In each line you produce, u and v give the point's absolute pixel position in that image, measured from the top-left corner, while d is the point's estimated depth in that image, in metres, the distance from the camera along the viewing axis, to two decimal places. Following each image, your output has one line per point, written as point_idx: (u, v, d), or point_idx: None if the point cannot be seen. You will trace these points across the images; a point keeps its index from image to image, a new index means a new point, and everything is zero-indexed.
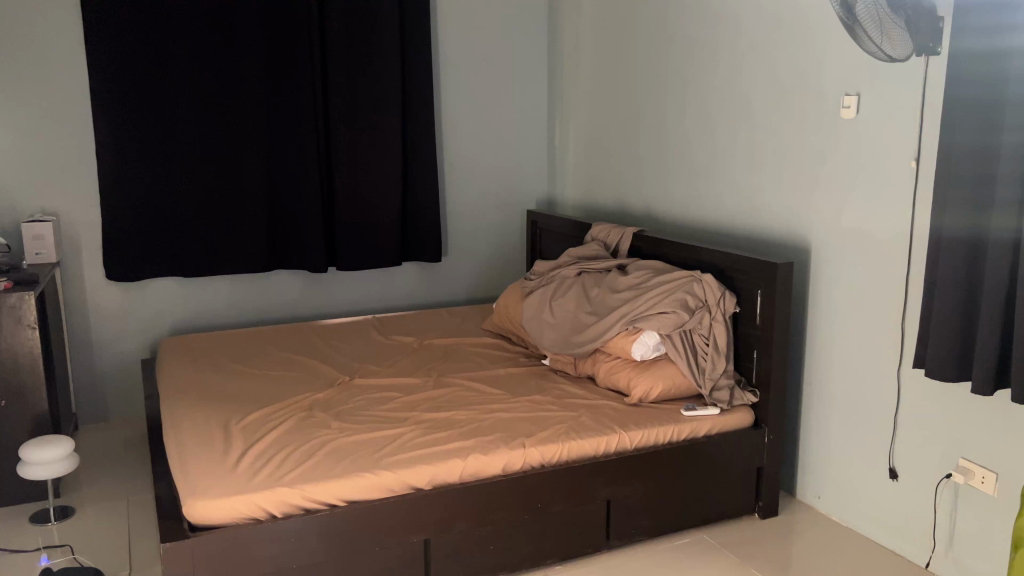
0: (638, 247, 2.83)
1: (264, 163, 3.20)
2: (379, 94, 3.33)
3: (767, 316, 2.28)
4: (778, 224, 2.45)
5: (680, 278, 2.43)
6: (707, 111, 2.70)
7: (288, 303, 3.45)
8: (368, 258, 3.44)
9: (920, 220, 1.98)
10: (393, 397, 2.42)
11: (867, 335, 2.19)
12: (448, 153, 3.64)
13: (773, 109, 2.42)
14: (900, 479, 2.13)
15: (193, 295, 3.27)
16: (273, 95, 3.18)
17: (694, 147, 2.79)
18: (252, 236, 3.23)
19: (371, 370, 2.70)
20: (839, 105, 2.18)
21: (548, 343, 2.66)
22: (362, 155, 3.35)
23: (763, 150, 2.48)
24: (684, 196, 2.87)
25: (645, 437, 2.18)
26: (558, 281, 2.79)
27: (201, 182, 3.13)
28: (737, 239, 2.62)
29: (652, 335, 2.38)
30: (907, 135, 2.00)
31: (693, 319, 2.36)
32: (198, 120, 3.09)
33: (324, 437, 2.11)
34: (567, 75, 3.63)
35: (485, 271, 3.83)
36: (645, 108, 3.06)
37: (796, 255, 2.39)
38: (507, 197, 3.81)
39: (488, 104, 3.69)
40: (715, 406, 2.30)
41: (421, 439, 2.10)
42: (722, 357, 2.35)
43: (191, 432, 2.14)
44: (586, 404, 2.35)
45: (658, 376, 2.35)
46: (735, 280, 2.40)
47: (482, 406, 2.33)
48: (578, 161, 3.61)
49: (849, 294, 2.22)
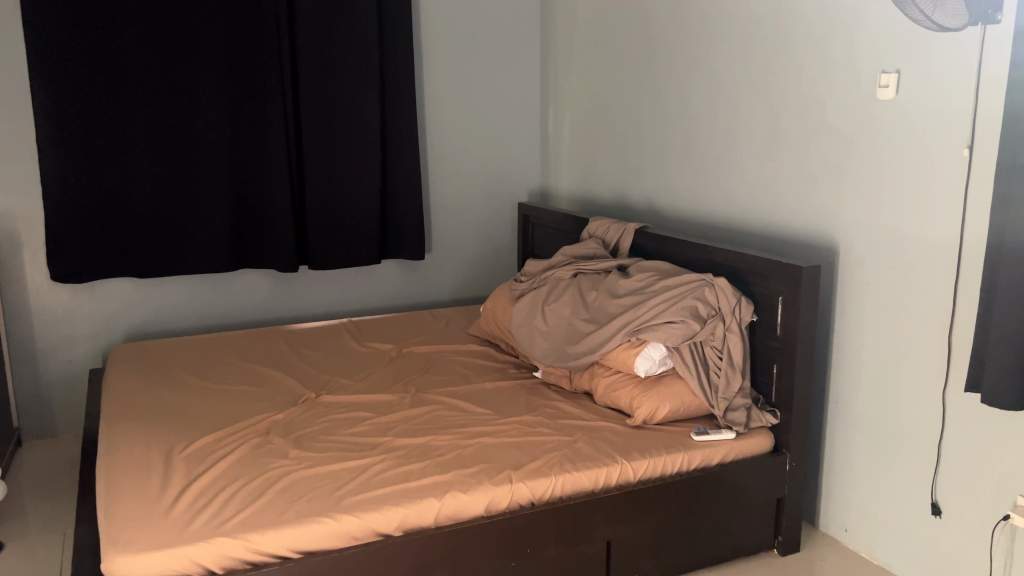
0: (640, 245, 2.54)
1: (227, 155, 2.90)
2: (355, 77, 3.02)
3: (790, 327, 1.99)
4: (798, 220, 2.16)
5: (690, 282, 2.13)
6: (718, 94, 2.41)
7: (256, 305, 3.15)
8: (343, 255, 3.14)
9: (972, 219, 1.69)
10: (364, 417, 2.13)
11: (905, 350, 1.90)
12: (431, 140, 3.34)
13: (794, 93, 2.13)
14: (943, 517, 1.85)
15: (150, 297, 2.98)
16: (236, 78, 2.86)
17: (702, 134, 2.50)
18: (214, 234, 2.92)
19: (341, 383, 2.41)
20: (874, 84, 1.89)
21: (540, 354, 2.38)
22: (337, 144, 3.05)
23: (781, 138, 2.18)
24: (691, 187, 2.58)
25: (650, 468, 1.90)
26: (551, 283, 2.50)
27: (156, 176, 2.82)
28: (751, 235, 2.33)
29: (658, 348, 2.09)
30: (958, 117, 1.71)
31: (705, 330, 2.07)
32: (152, 105, 2.77)
33: (278, 472, 1.82)
34: (561, 55, 3.32)
35: (472, 269, 3.54)
36: (647, 91, 2.77)
37: (820, 255, 2.11)
38: (497, 188, 3.51)
39: (476, 86, 3.38)
40: (730, 430, 2.02)
41: (391, 472, 1.82)
42: (737, 373, 2.07)
43: (126, 464, 1.86)
44: (583, 426, 2.06)
45: (665, 395, 2.06)
46: (752, 284, 2.11)
47: (465, 430, 2.04)
48: (573, 149, 3.31)
49: (883, 302, 1.94)
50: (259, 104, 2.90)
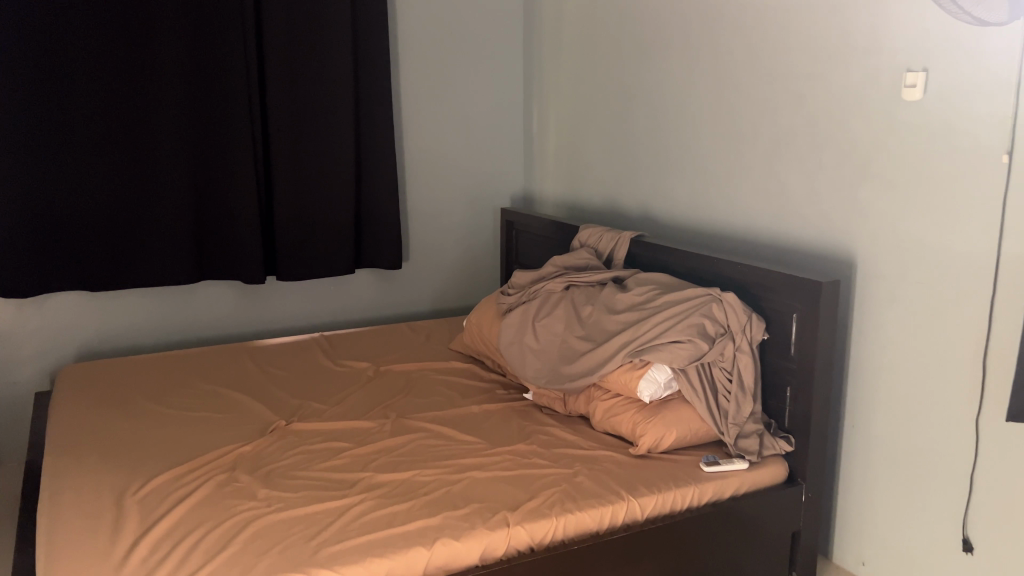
0: (636, 255, 2.37)
1: (188, 158, 2.67)
2: (327, 73, 2.81)
3: (806, 347, 1.83)
4: (810, 229, 2.01)
5: (696, 298, 1.97)
6: (721, 94, 2.25)
7: (221, 318, 2.93)
8: (316, 265, 2.93)
9: (1013, 231, 1.55)
10: (341, 449, 1.93)
11: (932, 372, 1.75)
12: (408, 141, 3.14)
13: (806, 93, 1.97)
14: (975, 554, 1.71)
15: (104, 312, 2.74)
16: (196, 75, 2.64)
17: (703, 137, 2.34)
18: (173, 243, 2.70)
19: (314, 408, 2.21)
20: (899, 84, 1.74)
21: (531, 374, 2.20)
22: (307, 147, 2.84)
23: (792, 142, 2.03)
24: (691, 193, 2.42)
25: (659, 504, 1.73)
26: (542, 297, 2.33)
27: (109, 180, 2.59)
28: (758, 246, 2.18)
29: (663, 370, 1.92)
30: (996, 121, 1.56)
31: (713, 351, 1.91)
32: (103, 102, 2.54)
33: (245, 516, 1.62)
34: (546, 52, 3.14)
35: (452, 278, 3.35)
36: (642, 91, 2.60)
37: (835, 268, 1.95)
38: (478, 193, 3.32)
39: (456, 85, 3.19)
40: (742, 459, 1.86)
41: (373, 515, 1.62)
42: (749, 397, 1.91)
43: (71, 513, 1.64)
44: (582, 457, 1.89)
45: (671, 422, 1.90)
46: (763, 300, 1.95)
47: (453, 462, 1.85)
48: (560, 151, 3.14)
49: (907, 320, 1.79)
50: (222, 103, 2.67)
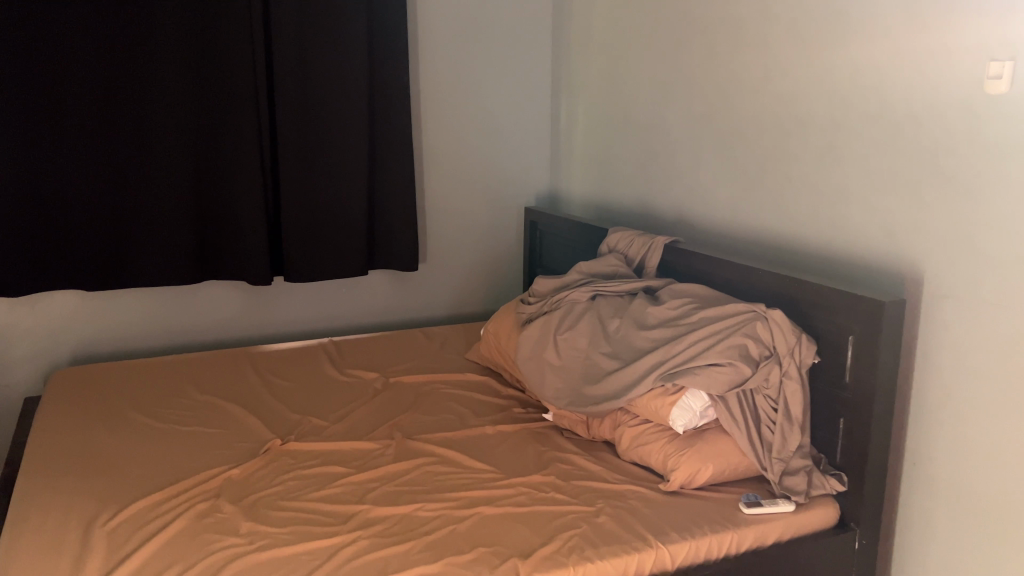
0: (669, 263, 2.16)
1: (190, 149, 2.50)
2: (340, 60, 2.62)
3: (865, 375, 1.61)
4: (868, 241, 1.77)
5: (738, 316, 1.75)
6: (770, 87, 2.02)
7: (225, 321, 2.77)
8: (325, 265, 2.75)
9: None
10: (338, 474, 1.75)
11: (1011, 410, 1.51)
12: (427, 136, 2.95)
13: (866, 83, 1.74)
14: None
15: (101, 313, 2.59)
16: (199, 64, 2.46)
17: (748, 134, 2.11)
18: (173, 242, 2.53)
19: (314, 424, 2.03)
20: (982, 74, 1.49)
21: (551, 393, 2.00)
22: (318, 139, 2.65)
23: (849, 140, 1.80)
24: (732, 197, 2.19)
25: (691, 553, 1.51)
26: (565, 308, 2.12)
27: (105, 174, 2.43)
28: (806, 258, 1.95)
29: (699, 396, 1.71)
30: None
31: (756, 376, 1.69)
32: (100, 92, 2.38)
33: (221, 555, 1.44)
34: (576, 40, 2.93)
35: (473, 281, 3.15)
36: (681, 83, 2.38)
37: (898, 285, 1.71)
38: (501, 191, 3.12)
39: (479, 75, 2.99)
40: (787, 500, 1.63)
41: (366, 557, 1.43)
42: (796, 429, 1.68)
43: (32, 542, 1.48)
44: (605, 492, 1.68)
45: (706, 456, 1.69)
46: (814, 319, 1.72)
47: (460, 495, 1.66)
48: (589, 147, 2.92)
49: (984, 349, 1.55)
50: (226, 90, 2.49)
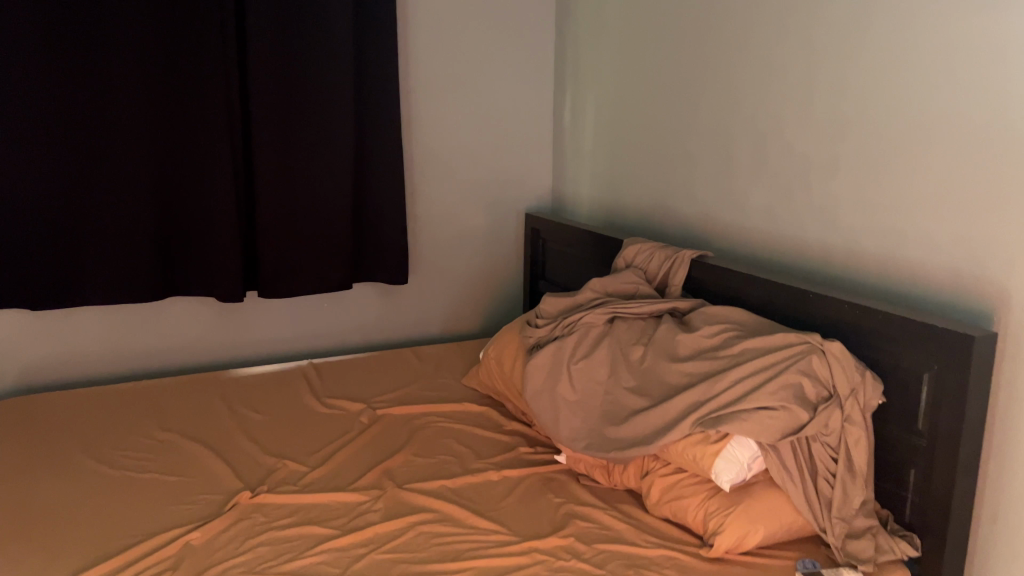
0: (697, 281, 1.90)
1: (151, 151, 2.22)
2: (320, 52, 2.33)
3: (945, 424, 1.35)
4: (937, 263, 1.52)
5: (790, 348, 1.49)
6: (814, 85, 1.77)
7: (194, 340, 2.49)
8: (305, 280, 2.46)
9: None
10: (318, 538, 1.48)
11: None
12: (419, 136, 2.67)
13: (934, 81, 1.49)
14: None
15: (53, 334, 2.31)
16: (165, 56, 2.18)
17: (787, 137, 1.86)
18: (135, 255, 2.24)
19: (292, 469, 1.75)
20: None
21: (566, 433, 1.73)
22: (299, 139, 2.36)
23: (910, 147, 1.54)
24: (769, 207, 1.94)
25: None
26: (579, 332, 1.86)
27: (57, 178, 2.14)
28: (862, 279, 1.69)
29: (748, 445, 1.44)
30: None
31: (815, 422, 1.43)
32: (49, 87, 2.08)
33: None
34: (583, 31, 2.66)
35: (470, 294, 2.89)
36: (707, 79, 2.12)
37: (974, 317, 1.45)
38: (499, 197, 2.86)
39: (475, 70, 2.72)
40: (854, 569, 1.36)
41: None
42: (860, 484, 1.43)
43: None
44: (636, 560, 1.42)
45: (755, 515, 1.43)
46: (880, 354, 1.46)
47: (463, 565, 1.39)
48: (599, 149, 2.65)
49: None
50: (194, 85, 2.21)
